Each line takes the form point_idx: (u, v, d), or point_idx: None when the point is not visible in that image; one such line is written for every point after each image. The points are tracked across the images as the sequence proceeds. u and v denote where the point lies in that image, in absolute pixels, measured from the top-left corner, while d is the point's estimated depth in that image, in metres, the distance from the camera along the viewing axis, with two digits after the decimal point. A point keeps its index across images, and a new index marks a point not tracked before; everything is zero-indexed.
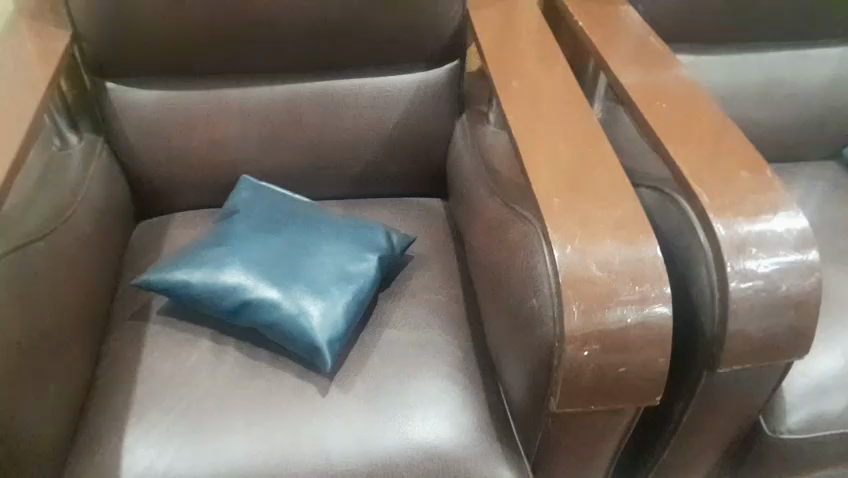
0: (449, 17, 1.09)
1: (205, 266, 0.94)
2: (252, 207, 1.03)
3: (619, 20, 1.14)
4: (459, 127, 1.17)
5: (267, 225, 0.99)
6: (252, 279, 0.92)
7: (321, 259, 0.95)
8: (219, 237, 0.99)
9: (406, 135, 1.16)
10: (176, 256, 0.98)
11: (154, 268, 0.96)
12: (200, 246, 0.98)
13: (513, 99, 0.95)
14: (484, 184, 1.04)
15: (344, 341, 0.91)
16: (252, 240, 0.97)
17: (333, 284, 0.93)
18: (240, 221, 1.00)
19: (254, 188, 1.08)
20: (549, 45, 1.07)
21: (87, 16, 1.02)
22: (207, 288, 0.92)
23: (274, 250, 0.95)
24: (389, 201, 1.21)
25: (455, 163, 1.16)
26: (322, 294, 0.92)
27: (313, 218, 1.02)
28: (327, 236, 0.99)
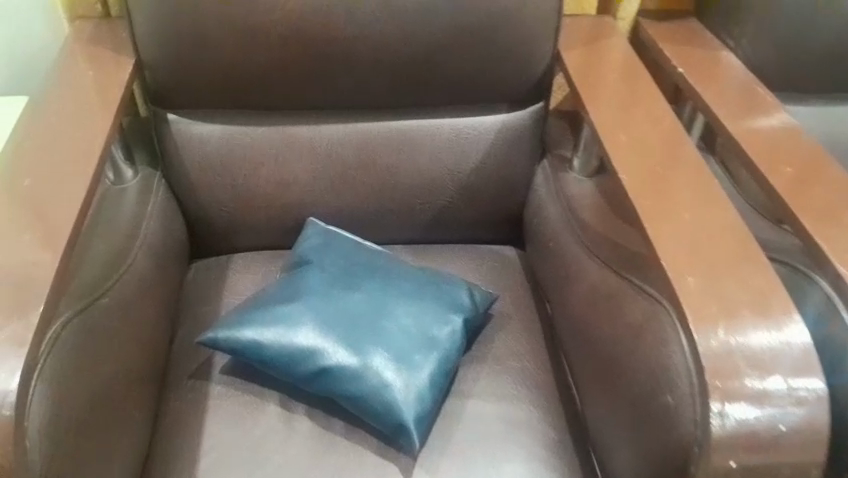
0: (540, 57, 1.01)
1: (277, 325, 0.85)
2: (325, 255, 0.95)
3: (719, 62, 1.05)
4: (540, 173, 1.08)
5: (343, 277, 0.91)
6: (331, 344, 0.83)
7: (405, 320, 0.86)
8: (291, 289, 0.90)
9: (484, 179, 1.07)
10: (242, 309, 0.89)
11: (219, 323, 0.88)
12: (269, 298, 0.89)
13: (622, 155, 0.86)
14: (573, 239, 0.95)
15: (432, 417, 0.82)
16: (328, 295, 0.88)
17: (419, 351, 0.84)
18: (313, 272, 0.92)
19: (324, 234, 0.99)
20: (649, 90, 0.98)
21: (152, 46, 0.94)
22: (280, 351, 0.84)
23: (353, 308, 0.87)
24: (460, 248, 1.12)
25: (536, 211, 1.06)
26: (408, 364, 0.83)
27: (391, 270, 0.93)
28: (409, 292, 0.90)
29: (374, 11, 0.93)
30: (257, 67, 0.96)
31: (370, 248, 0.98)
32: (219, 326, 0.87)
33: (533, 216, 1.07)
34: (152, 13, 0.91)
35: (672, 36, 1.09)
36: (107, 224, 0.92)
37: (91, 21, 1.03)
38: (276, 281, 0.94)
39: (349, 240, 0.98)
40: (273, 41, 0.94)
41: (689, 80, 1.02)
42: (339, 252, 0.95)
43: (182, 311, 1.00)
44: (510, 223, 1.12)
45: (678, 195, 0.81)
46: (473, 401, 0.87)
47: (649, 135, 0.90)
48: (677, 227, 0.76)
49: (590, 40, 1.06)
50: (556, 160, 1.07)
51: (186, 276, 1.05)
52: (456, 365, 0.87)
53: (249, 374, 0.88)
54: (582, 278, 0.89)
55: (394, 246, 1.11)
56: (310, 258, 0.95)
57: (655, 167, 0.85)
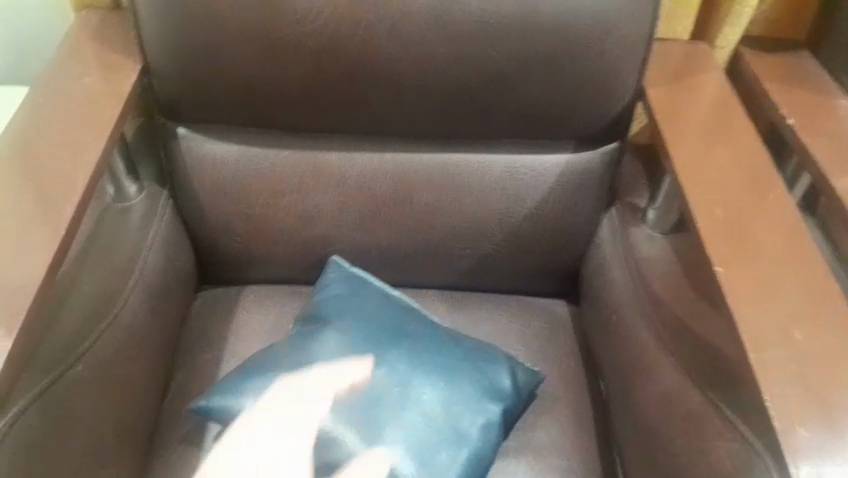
0: (623, 93, 0.83)
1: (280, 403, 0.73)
2: (345, 310, 0.81)
3: (836, 109, 0.86)
4: (606, 224, 0.91)
5: (362, 344, 0.77)
6: (342, 435, 0.71)
7: (429, 409, 0.73)
8: (301, 354, 0.77)
9: (539, 228, 0.90)
10: (243, 373, 0.77)
11: (218, 388, 0.76)
12: (274, 363, 0.77)
13: (716, 231, 0.68)
14: (640, 318, 0.79)
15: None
16: (342, 368, 0.75)
17: (442, 451, 0.72)
18: (328, 332, 0.79)
19: (344, 280, 0.85)
20: (751, 139, 0.79)
21: (157, 45, 0.79)
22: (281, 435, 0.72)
23: (369, 388, 0.74)
24: (506, 301, 0.96)
25: (597, 270, 0.89)
26: (427, 467, 0.71)
27: (419, 338, 0.79)
28: (437, 372, 0.76)
29: (423, 32, 0.77)
30: (279, 80, 0.80)
31: (398, 301, 0.84)
32: (216, 393, 0.76)
33: (596, 278, 0.90)
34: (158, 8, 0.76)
35: (779, 73, 0.90)
36: (99, 253, 0.80)
37: (98, 12, 0.89)
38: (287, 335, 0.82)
39: (374, 289, 0.84)
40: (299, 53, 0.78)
41: (796, 128, 0.83)
42: (360, 306, 0.82)
43: (181, 354, 0.88)
44: (565, 277, 0.95)
45: (784, 296, 0.64)
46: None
47: (752, 203, 0.72)
48: (785, 348, 0.60)
49: (681, 70, 0.87)
50: (626, 210, 0.90)
51: (191, 309, 0.93)
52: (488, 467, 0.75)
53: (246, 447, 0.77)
54: (655, 380, 0.73)
55: (425, 292, 0.96)
56: (328, 311, 0.82)
57: (759, 251, 0.67)
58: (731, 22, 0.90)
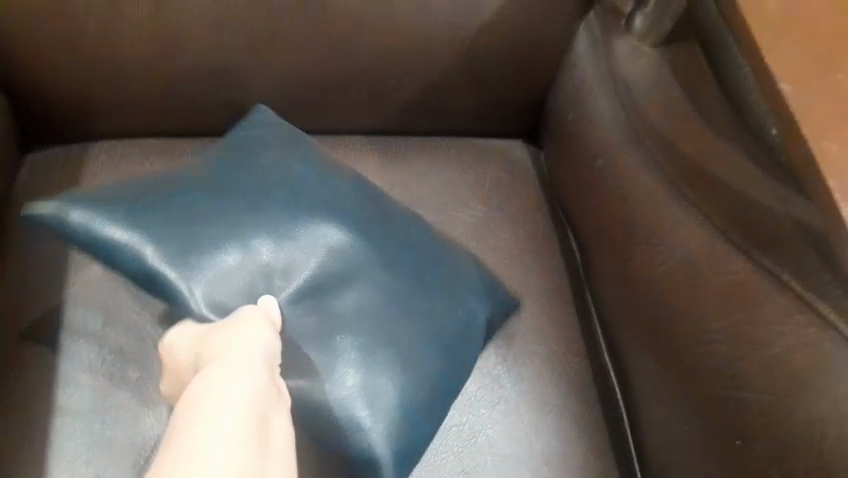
0: None
1: (190, 250, 0.51)
2: (278, 159, 0.58)
3: None
4: (582, 39, 0.69)
5: (304, 210, 0.55)
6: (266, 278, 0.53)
7: (400, 319, 0.54)
8: (214, 179, 0.56)
9: (495, 45, 0.67)
10: (134, 192, 0.54)
11: (78, 200, 0.53)
12: (174, 181, 0.55)
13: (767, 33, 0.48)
14: (642, 164, 0.60)
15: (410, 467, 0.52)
16: (277, 247, 0.53)
17: (409, 375, 0.53)
18: (249, 162, 0.58)
19: (272, 125, 0.61)
20: None
21: None
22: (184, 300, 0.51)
23: (322, 284, 0.54)
24: (449, 144, 0.74)
25: (571, 101, 0.69)
26: (386, 384, 0.52)
27: (394, 228, 0.58)
28: (417, 277, 0.56)
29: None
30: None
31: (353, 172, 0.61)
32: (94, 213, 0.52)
33: (571, 111, 0.69)
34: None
35: None
36: None
37: None
38: (191, 166, 0.57)
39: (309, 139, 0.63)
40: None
41: None
42: (299, 160, 0.59)
43: (14, 244, 0.62)
44: (525, 112, 0.74)
45: None
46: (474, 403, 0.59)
47: None
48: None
49: None
50: (607, 16, 0.68)
51: (22, 182, 0.67)
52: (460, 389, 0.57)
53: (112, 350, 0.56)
54: (669, 249, 0.55)
55: (350, 137, 0.73)
56: (251, 155, 0.58)
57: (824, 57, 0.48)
58: None
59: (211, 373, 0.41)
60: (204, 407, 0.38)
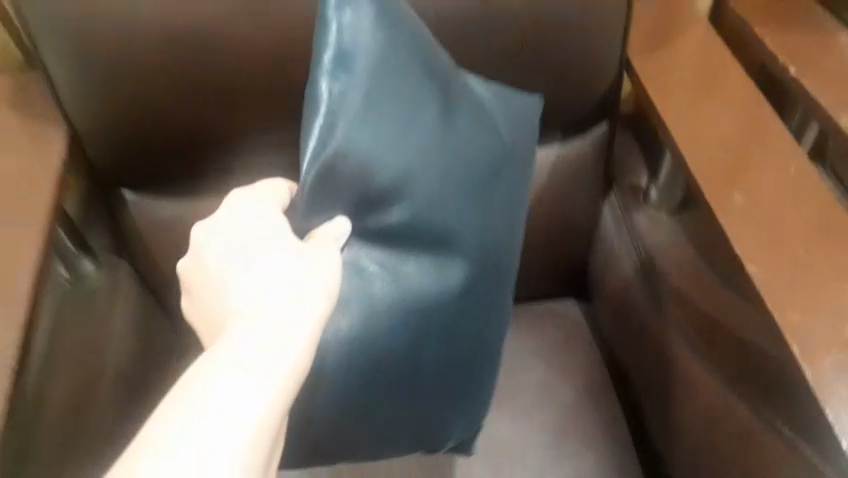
0: (606, 75, 0.74)
1: (383, 107, 0.52)
2: (460, 110, 0.57)
3: (835, 48, 0.77)
4: (608, 213, 0.84)
5: (452, 202, 0.56)
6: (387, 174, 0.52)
7: (465, 297, 0.60)
8: (428, 136, 0.54)
9: (537, 229, 0.82)
10: (416, 62, 0.53)
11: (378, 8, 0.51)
12: (405, 46, 0.53)
13: (735, 224, 0.61)
14: (670, 324, 0.72)
15: (341, 393, 0.58)
16: (425, 189, 0.54)
17: (418, 341, 0.59)
18: (448, 163, 0.55)
19: (464, 88, 0.59)
20: (754, 106, 0.70)
21: (79, 101, 0.69)
22: (374, 101, 0.51)
23: (432, 245, 0.57)
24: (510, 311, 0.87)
25: (607, 267, 0.83)
26: (394, 365, 0.58)
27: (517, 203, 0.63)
28: (491, 301, 0.62)
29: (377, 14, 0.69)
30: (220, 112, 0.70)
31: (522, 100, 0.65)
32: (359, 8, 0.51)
33: (608, 275, 0.83)
34: (70, 50, 0.65)
35: (768, 11, 0.81)
36: None
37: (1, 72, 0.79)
38: (447, 68, 0.57)
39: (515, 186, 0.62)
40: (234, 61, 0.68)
41: (797, 76, 0.74)
42: (483, 141, 0.58)
43: None
44: (572, 276, 0.88)
45: (817, 288, 0.56)
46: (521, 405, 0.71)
47: (772, 184, 0.64)
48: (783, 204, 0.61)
49: (661, 33, 0.78)
50: (627, 193, 0.83)
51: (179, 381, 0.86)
52: (445, 437, 0.67)
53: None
54: (687, 398, 0.69)
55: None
56: (460, 125, 0.57)
57: (783, 239, 0.60)
58: None
59: (224, 354, 0.47)
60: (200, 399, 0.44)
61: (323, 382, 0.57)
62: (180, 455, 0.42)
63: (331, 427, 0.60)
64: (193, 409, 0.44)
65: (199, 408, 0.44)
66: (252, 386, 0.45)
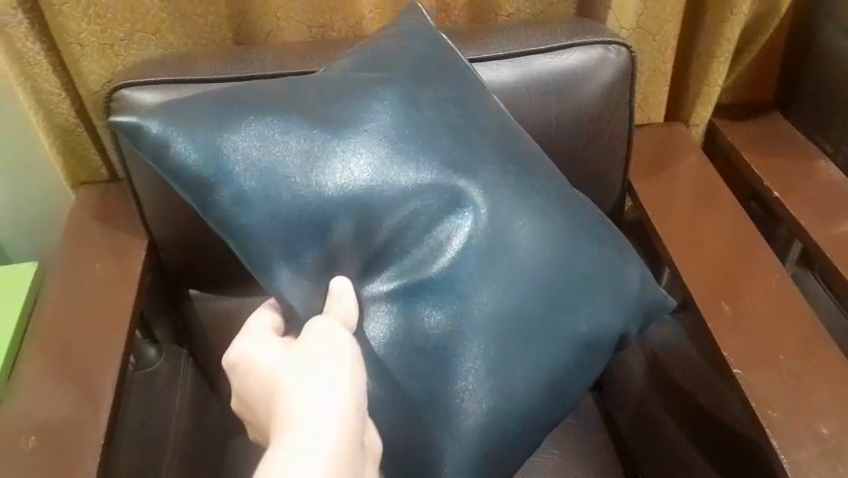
0: (608, 195, 0.85)
1: (319, 192, 0.61)
2: (380, 117, 0.64)
3: (812, 171, 0.88)
4: None
5: (404, 166, 0.62)
6: (354, 204, 0.62)
7: (492, 255, 0.63)
8: (327, 124, 0.62)
9: None
10: (273, 107, 0.62)
11: (215, 118, 0.61)
12: (262, 113, 0.62)
13: (722, 327, 0.70)
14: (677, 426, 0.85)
15: (494, 416, 0.63)
16: (364, 171, 0.62)
17: (503, 323, 0.63)
18: (378, 133, 0.63)
19: (346, 82, 0.66)
20: (739, 222, 0.81)
21: (161, 218, 0.83)
22: (271, 189, 0.60)
23: (418, 205, 0.63)
24: None
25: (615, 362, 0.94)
26: (486, 344, 0.62)
27: (512, 162, 0.66)
28: (521, 244, 0.64)
29: None
30: None
31: (450, 75, 0.69)
32: (247, 132, 0.61)
33: (614, 369, 0.94)
34: (156, 180, 0.80)
35: (754, 138, 0.93)
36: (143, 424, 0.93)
37: (96, 187, 0.94)
38: (299, 91, 0.64)
39: (486, 111, 0.69)
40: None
41: (781, 197, 0.84)
42: (367, 106, 0.64)
43: None
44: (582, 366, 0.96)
45: (791, 390, 0.65)
46: (648, 294, 0.72)
47: (756, 295, 0.73)
48: (764, 309, 0.72)
49: (657, 156, 0.90)
50: None
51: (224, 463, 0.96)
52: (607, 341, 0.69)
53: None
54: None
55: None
56: (341, 114, 0.63)
57: (764, 341, 0.69)
58: (704, 100, 0.93)
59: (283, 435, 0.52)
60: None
61: (476, 419, 0.62)
62: None
63: (486, 427, 0.62)
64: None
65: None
66: (309, 454, 0.50)
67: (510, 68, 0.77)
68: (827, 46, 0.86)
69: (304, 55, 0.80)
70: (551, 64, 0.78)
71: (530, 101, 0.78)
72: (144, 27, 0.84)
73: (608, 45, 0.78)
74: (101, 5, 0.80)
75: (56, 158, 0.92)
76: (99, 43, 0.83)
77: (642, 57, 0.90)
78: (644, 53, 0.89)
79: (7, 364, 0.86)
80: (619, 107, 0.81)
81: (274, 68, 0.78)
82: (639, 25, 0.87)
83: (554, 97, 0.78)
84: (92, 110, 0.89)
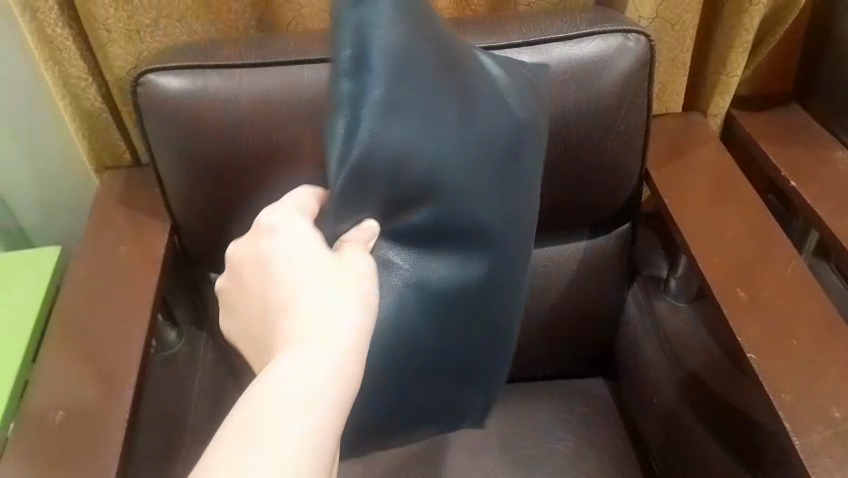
0: (625, 184, 0.86)
1: (412, 124, 0.57)
2: (483, 124, 0.63)
3: (830, 162, 0.88)
4: (631, 302, 0.95)
5: (479, 189, 0.63)
6: (420, 161, 0.58)
7: (480, 296, 0.68)
8: (442, 94, 0.59)
9: (567, 313, 0.92)
10: (434, 45, 0.59)
11: (397, 7, 0.57)
12: (428, 43, 0.59)
13: (739, 310, 0.71)
14: (694, 414, 0.84)
15: (377, 399, 0.69)
16: (448, 169, 0.60)
17: (449, 339, 0.69)
18: (465, 132, 0.61)
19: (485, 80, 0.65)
20: (756, 209, 0.81)
21: (184, 201, 0.85)
22: (394, 90, 0.56)
23: (459, 234, 0.64)
24: (543, 387, 0.96)
25: (630, 352, 0.93)
26: (421, 355, 0.68)
27: (520, 221, 0.69)
28: (498, 303, 0.70)
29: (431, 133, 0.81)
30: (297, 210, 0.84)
31: (539, 104, 0.72)
32: (398, 32, 0.56)
33: (628, 357, 0.93)
34: (179, 163, 0.82)
35: (771, 129, 0.93)
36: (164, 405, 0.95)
37: (120, 171, 0.96)
38: (450, 49, 0.61)
39: (534, 145, 0.70)
40: (308, 169, 0.81)
41: (797, 187, 0.85)
42: (496, 117, 0.64)
43: None
44: (597, 355, 0.97)
45: (805, 378, 0.65)
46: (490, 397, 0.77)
47: (773, 283, 0.74)
48: (779, 294, 0.72)
49: (676, 145, 0.91)
50: (648, 284, 0.95)
51: None
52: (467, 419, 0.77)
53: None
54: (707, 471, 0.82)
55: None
56: (477, 112, 0.62)
57: (780, 327, 0.70)
58: (722, 91, 0.93)
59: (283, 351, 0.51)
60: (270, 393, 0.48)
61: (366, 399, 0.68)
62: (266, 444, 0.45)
63: (372, 406, 0.69)
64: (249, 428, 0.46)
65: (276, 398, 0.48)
66: (307, 386, 0.49)
67: (529, 56, 0.78)
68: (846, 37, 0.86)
69: (326, 41, 0.81)
70: (570, 51, 0.78)
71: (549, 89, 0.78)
72: (170, 14, 0.85)
73: (628, 33, 0.79)
74: None
75: (82, 143, 0.94)
76: (126, 30, 0.84)
77: (660, 47, 0.90)
78: (662, 42, 0.90)
79: (33, 342, 0.88)
80: (637, 95, 0.81)
81: (296, 55, 0.79)
82: (658, 15, 0.87)
83: (573, 84, 0.79)
84: (118, 96, 0.90)
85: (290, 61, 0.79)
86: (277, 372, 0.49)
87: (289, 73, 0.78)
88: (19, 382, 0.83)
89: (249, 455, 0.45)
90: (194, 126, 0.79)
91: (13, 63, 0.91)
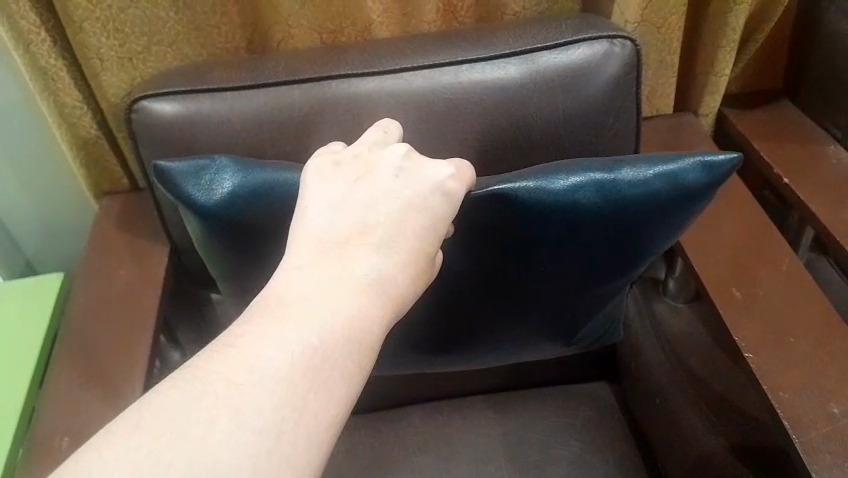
0: None
1: (564, 240, 0.69)
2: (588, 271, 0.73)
3: (821, 157, 0.88)
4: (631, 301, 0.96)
5: (538, 293, 0.75)
6: (531, 252, 0.70)
7: (506, 347, 0.84)
8: (591, 260, 0.72)
9: None
10: (651, 241, 0.71)
11: (675, 207, 0.67)
12: (653, 235, 0.70)
13: (734, 305, 0.72)
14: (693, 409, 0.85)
15: (407, 364, 0.86)
16: (538, 276, 0.73)
17: (477, 355, 0.84)
18: (573, 283, 0.75)
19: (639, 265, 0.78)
20: (747, 207, 0.82)
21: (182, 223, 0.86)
22: (585, 214, 0.67)
23: (498, 300, 0.76)
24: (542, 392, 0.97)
25: (631, 353, 0.94)
26: (451, 360, 0.85)
27: (554, 316, 0.80)
28: (498, 326, 0.80)
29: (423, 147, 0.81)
30: None
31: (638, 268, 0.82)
32: (642, 215, 0.67)
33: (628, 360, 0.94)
34: None
35: (763, 126, 0.94)
36: None
37: (119, 196, 0.97)
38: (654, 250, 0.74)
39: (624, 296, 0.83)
40: None
41: (790, 183, 0.85)
42: (610, 282, 0.76)
43: None
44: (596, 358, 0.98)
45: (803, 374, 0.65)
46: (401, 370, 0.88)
47: (766, 278, 0.74)
48: (773, 289, 0.73)
49: (667, 143, 0.92)
50: (648, 284, 0.96)
51: None
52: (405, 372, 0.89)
53: (209, 256, 0.77)
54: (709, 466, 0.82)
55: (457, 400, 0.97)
56: (613, 256, 0.72)
57: (774, 322, 0.70)
58: (711, 90, 0.94)
59: (321, 290, 0.50)
60: (287, 327, 0.47)
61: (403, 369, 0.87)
62: (262, 383, 0.44)
63: (402, 364, 0.86)
64: (222, 367, 0.45)
65: (289, 333, 0.47)
66: (328, 342, 0.47)
67: (517, 65, 0.79)
68: (832, 32, 0.87)
69: (315, 61, 0.82)
70: (558, 59, 0.79)
71: (539, 97, 0.79)
72: (161, 40, 0.86)
73: (614, 39, 0.79)
74: (118, 20, 0.83)
75: (78, 169, 0.95)
76: (119, 58, 0.86)
77: (647, 50, 0.91)
78: (649, 45, 0.90)
79: (39, 369, 0.89)
80: (627, 99, 0.82)
81: (287, 75, 0.80)
82: (643, 18, 0.87)
83: (562, 90, 0.79)
84: (113, 122, 0.92)
85: (281, 81, 0.79)
86: (312, 310, 0.48)
87: (281, 92, 0.79)
88: (26, 409, 0.84)
89: (219, 398, 0.43)
90: (189, 149, 0.80)
91: (7, 94, 0.92)
